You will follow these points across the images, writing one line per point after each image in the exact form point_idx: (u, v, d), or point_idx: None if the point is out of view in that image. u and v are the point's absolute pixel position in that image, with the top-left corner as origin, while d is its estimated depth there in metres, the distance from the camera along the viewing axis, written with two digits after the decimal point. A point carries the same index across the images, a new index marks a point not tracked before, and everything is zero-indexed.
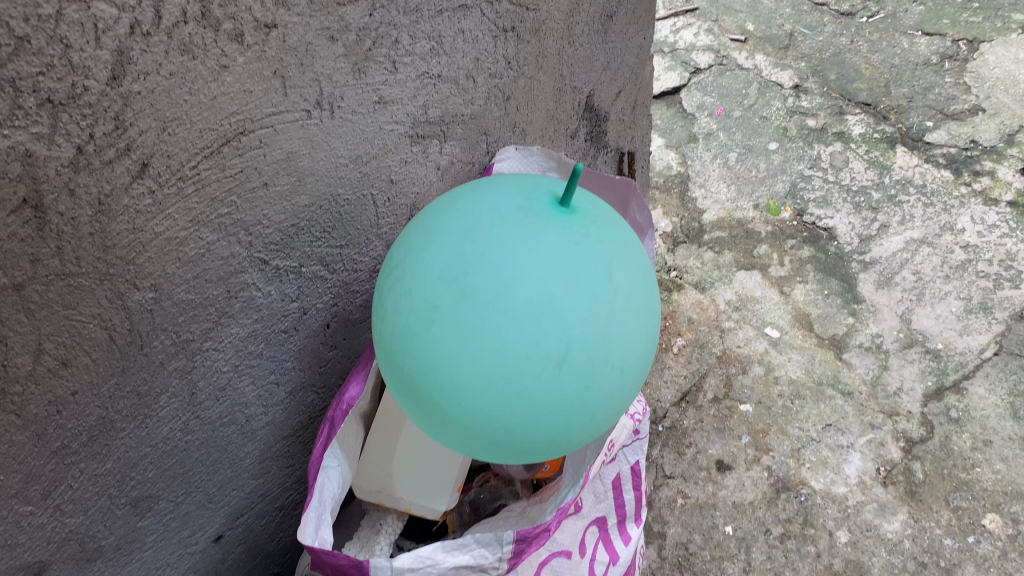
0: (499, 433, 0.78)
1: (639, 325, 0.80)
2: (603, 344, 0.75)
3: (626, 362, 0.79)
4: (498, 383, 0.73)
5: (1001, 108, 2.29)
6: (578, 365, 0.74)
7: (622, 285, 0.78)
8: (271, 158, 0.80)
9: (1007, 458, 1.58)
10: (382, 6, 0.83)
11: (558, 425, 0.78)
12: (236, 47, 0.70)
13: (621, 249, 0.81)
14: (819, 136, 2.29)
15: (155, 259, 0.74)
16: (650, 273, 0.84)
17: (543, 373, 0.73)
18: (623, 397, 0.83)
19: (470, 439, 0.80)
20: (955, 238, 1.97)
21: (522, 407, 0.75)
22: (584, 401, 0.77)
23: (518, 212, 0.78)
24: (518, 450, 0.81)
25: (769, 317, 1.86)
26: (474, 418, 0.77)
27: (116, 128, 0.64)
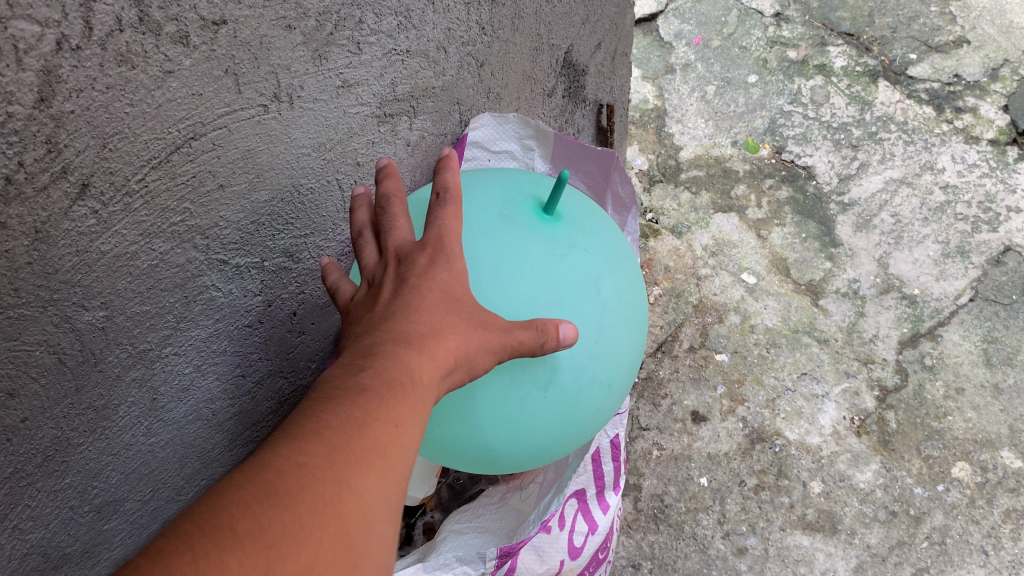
0: (484, 452, 0.79)
1: (625, 341, 0.81)
2: (591, 361, 0.77)
3: (612, 376, 0.80)
4: (487, 407, 0.74)
5: (987, 40, 2.21)
6: (563, 387, 0.75)
7: (609, 299, 0.78)
8: (225, 159, 0.74)
9: (978, 407, 1.59)
10: None
11: (541, 442, 0.79)
12: (181, 50, 0.63)
13: (606, 260, 0.81)
14: (800, 69, 2.21)
15: (104, 277, 0.68)
16: (635, 282, 0.85)
17: (529, 397, 0.74)
18: (608, 408, 0.84)
19: (454, 455, 0.81)
20: (934, 177, 1.93)
21: (507, 428, 0.76)
22: (569, 419, 0.78)
23: (503, 221, 0.77)
24: (502, 463, 0.82)
25: (746, 262, 1.84)
26: (458, 437, 0.77)
27: (49, 153, 0.57)
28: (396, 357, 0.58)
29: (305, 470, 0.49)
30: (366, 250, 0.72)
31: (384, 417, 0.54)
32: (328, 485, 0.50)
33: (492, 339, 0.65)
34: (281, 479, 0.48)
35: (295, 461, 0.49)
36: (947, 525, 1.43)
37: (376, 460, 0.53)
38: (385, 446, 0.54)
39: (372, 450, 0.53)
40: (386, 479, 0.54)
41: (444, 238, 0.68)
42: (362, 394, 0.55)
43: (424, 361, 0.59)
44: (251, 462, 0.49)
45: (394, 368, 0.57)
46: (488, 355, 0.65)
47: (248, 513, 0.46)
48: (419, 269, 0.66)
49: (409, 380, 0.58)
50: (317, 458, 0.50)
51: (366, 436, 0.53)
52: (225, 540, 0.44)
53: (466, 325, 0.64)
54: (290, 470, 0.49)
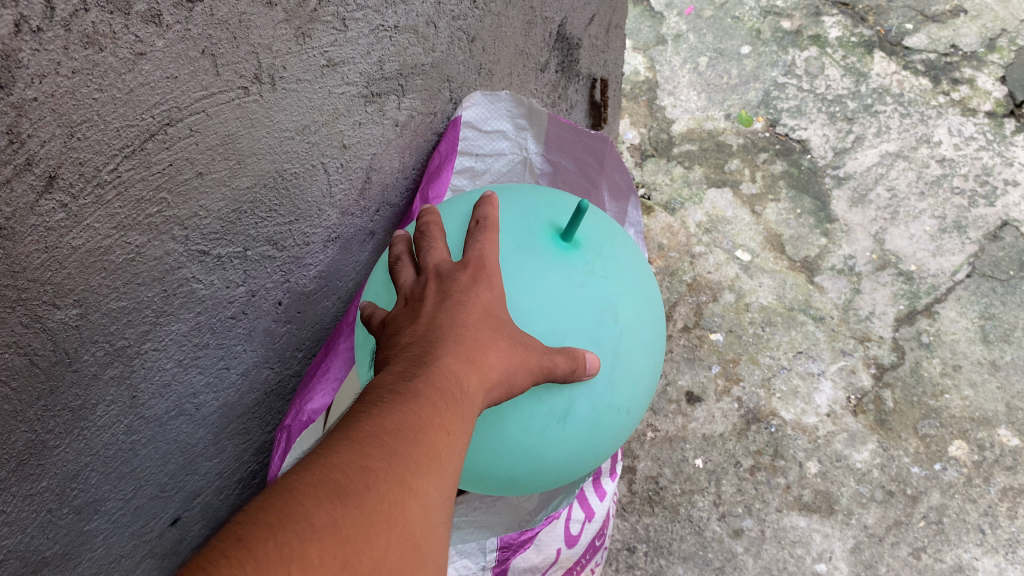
0: (503, 480, 0.80)
1: (643, 366, 0.82)
2: (610, 390, 0.78)
3: (630, 402, 0.82)
4: (507, 439, 0.75)
5: (984, 10, 2.16)
6: (582, 418, 0.76)
7: (628, 326, 0.79)
8: (205, 145, 0.69)
9: (975, 384, 1.57)
10: None
11: (561, 469, 0.81)
12: (154, 30, 0.59)
13: (623, 284, 0.81)
14: (794, 40, 2.16)
15: (77, 275, 0.64)
16: (653, 303, 0.86)
17: (548, 428, 0.75)
18: (624, 432, 0.86)
19: (475, 483, 0.83)
20: (930, 151, 1.90)
21: (527, 459, 0.77)
22: (589, 445, 0.80)
23: (520, 250, 0.77)
24: (520, 488, 0.83)
25: (740, 239, 1.80)
26: (478, 467, 0.79)
27: (11, 144, 0.53)
28: (445, 365, 0.56)
29: (370, 474, 0.46)
30: (401, 265, 0.69)
31: (439, 426, 0.52)
32: (394, 489, 0.46)
33: (532, 358, 0.64)
34: (347, 478, 0.45)
35: (360, 463, 0.46)
36: (944, 504, 1.42)
37: (433, 465, 0.50)
38: (441, 452, 0.51)
39: (430, 457, 0.50)
40: (444, 487, 0.50)
41: (484, 259, 0.67)
42: (417, 398, 0.52)
43: (473, 372, 0.57)
44: (314, 460, 0.46)
45: (445, 377, 0.55)
46: (526, 375, 0.63)
47: (321, 508, 0.43)
48: (462, 283, 0.64)
49: (459, 389, 0.55)
50: (381, 460, 0.47)
51: (423, 441, 0.50)
52: (304, 534, 0.41)
53: (507, 341, 0.62)
54: (356, 471, 0.46)
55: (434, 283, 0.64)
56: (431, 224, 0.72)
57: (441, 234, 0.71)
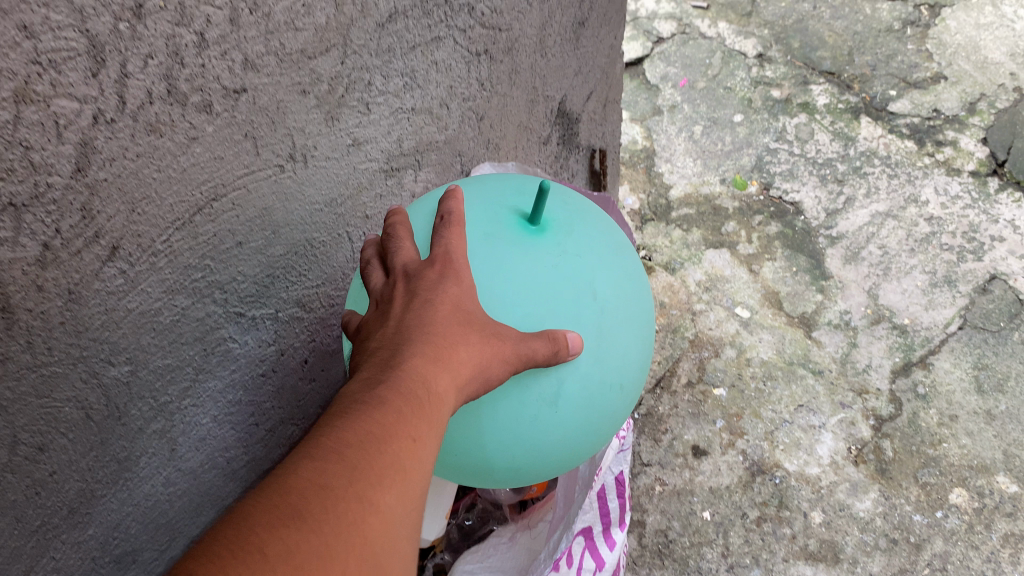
0: (508, 470, 0.84)
1: (630, 337, 0.82)
2: (595, 369, 0.78)
3: (621, 376, 0.82)
4: (500, 429, 0.78)
5: (962, 76, 2.27)
6: (572, 400, 0.78)
7: (608, 300, 0.79)
8: (244, 216, 0.78)
9: (972, 433, 1.62)
10: (352, 53, 0.84)
11: (562, 451, 0.83)
12: (206, 117, 0.68)
13: (598, 258, 0.81)
14: (784, 108, 2.27)
15: (129, 334, 0.71)
16: (632, 270, 0.86)
17: (541, 414, 0.77)
18: (624, 403, 0.87)
19: (483, 476, 0.86)
20: (918, 210, 1.99)
21: (525, 445, 0.80)
22: (585, 425, 0.82)
23: (486, 239, 0.77)
24: (529, 474, 0.86)
25: (739, 296, 1.88)
26: (479, 461, 0.82)
27: (83, 219, 0.61)
28: (410, 368, 0.56)
29: (328, 492, 0.46)
30: (372, 271, 0.69)
31: (403, 432, 0.52)
32: (353, 504, 0.47)
33: (506, 349, 0.64)
34: (307, 501, 0.45)
35: (317, 481, 0.46)
36: (947, 551, 1.45)
37: (397, 475, 0.51)
38: (405, 461, 0.51)
39: (391, 467, 0.50)
40: (407, 498, 0.51)
41: (452, 255, 0.66)
42: (380, 407, 0.52)
43: (443, 373, 0.58)
44: (272, 483, 0.46)
45: (410, 381, 0.55)
46: (501, 367, 0.63)
47: (275, 535, 0.43)
48: (429, 283, 0.63)
49: (424, 391, 0.55)
50: (341, 477, 0.47)
51: (386, 451, 0.50)
52: (254, 566, 0.41)
53: (478, 337, 0.62)
54: (314, 490, 0.46)
55: (403, 285, 0.64)
56: (398, 226, 0.71)
57: (409, 235, 0.71)
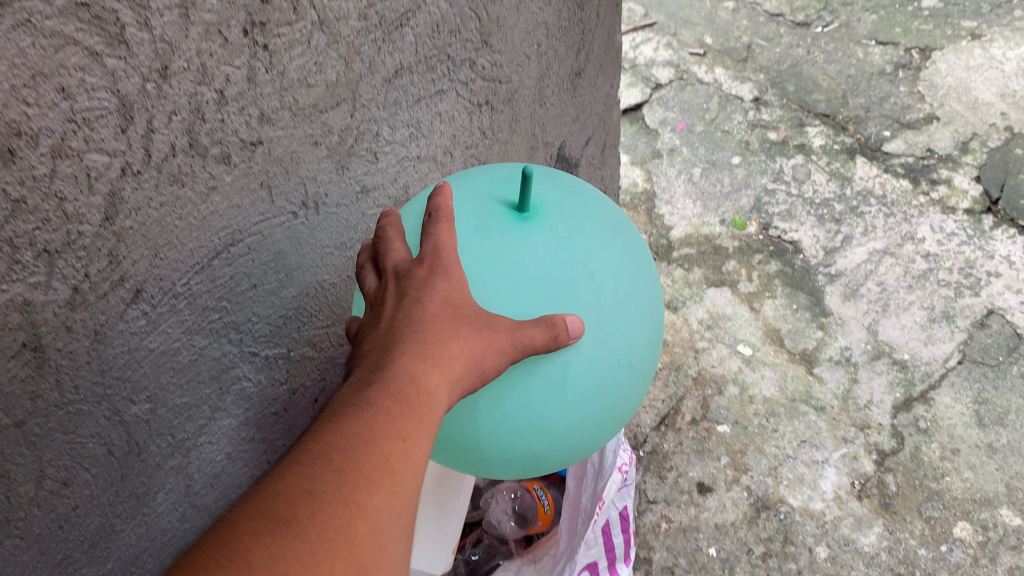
0: (526, 462, 0.79)
1: (638, 312, 0.76)
2: (603, 351, 0.73)
3: (632, 355, 0.77)
4: (508, 420, 0.73)
5: (954, 117, 2.33)
6: (581, 385, 0.73)
7: (608, 277, 0.74)
8: (259, 260, 0.82)
9: (974, 467, 1.63)
10: (361, 106, 0.89)
11: (579, 438, 0.79)
12: (224, 168, 0.73)
13: (595, 234, 0.76)
14: (781, 150, 2.32)
15: (150, 373, 0.75)
16: (634, 244, 0.80)
17: (549, 402, 0.73)
18: (641, 382, 0.81)
19: (501, 470, 0.82)
20: (915, 247, 2.02)
21: (537, 436, 0.75)
22: (599, 410, 0.77)
23: (475, 224, 0.73)
24: (548, 464, 0.82)
25: (741, 334, 1.91)
26: (493, 456, 0.78)
27: (110, 264, 0.65)
28: (399, 368, 0.57)
29: (313, 499, 0.49)
30: (367, 274, 0.69)
31: (391, 434, 0.54)
32: (339, 509, 0.49)
33: (500, 339, 0.62)
34: (291, 508, 0.48)
35: (303, 489, 0.49)
36: None
37: (385, 478, 0.52)
38: (393, 462, 0.53)
39: (380, 470, 0.52)
40: (396, 499, 0.53)
41: (441, 250, 0.65)
42: (366, 412, 0.54)
43: (432, 372, 0.58)
44: (259, 495, 0.49)
45: (399, 380, 0.56)
46: (500, 357, 0.62)
47: (259, 546, 0.46)
48: (418, 281, 0.63)
49: (414, 390, 0.56)
50: (325, 485, 0.50)
51: (371, 456, 0.52)
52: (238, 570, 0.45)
53: (471, 329, 0.61)
54: (299, 497, 0.49)
55: (394, 286, 0.64)
56: (389, 226, 0.70)
57: (399, 234, 0.70)
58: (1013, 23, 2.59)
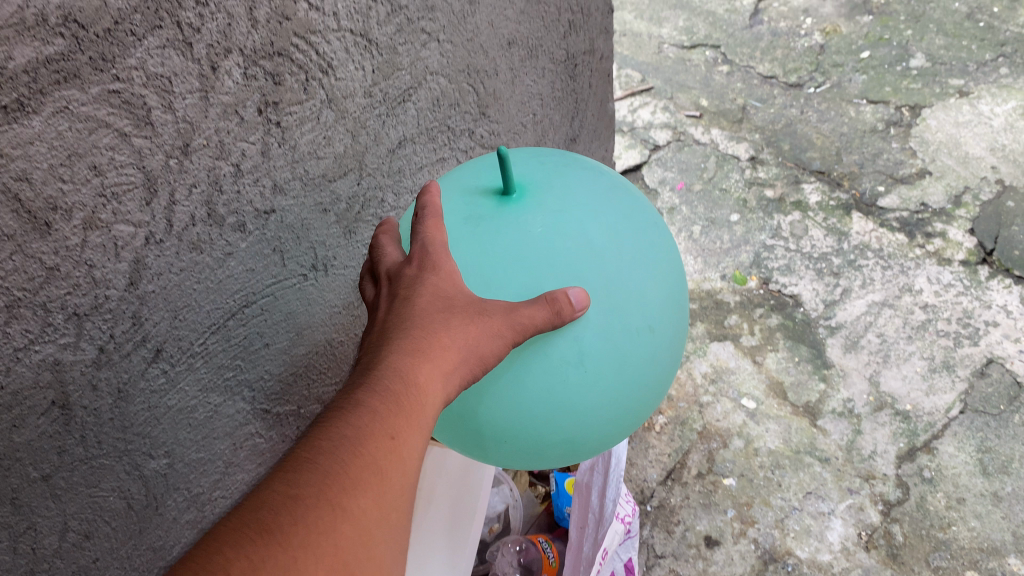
0: (564, 446, 0.78)
1: (648, 271, 0.75)
2: (616, 318, 0.72)
3: (650, 316, 0.75)
4: (531, 407, 0.73)
5: (946, 171, 2.38)
6: (600, 358, 0.72)
7: (606, 243, 0.73)
8: (272, 321, 0.87)
9: (981, 515, 1.64)
10: (367, 176, 0.97)
11: (614, 413, 0.77)
12: (240, 235, 0.78)
13: (586, 202, 0.75)
14: (778, 206, 2.37)
15: (168, 429, 0.79)
16: (632, 205, 0.80)
17: (569, 381, 0.72)
18: (671, 342, 0.80)
19: (544, 460, 0.82)
20: (913, 299, 2.06)
21: (568, 418, 0.74)
22: (626, 381, 0.75)
23: (464, 215, 0.74)
24: (588, 445, 0.81)
25: (745, 388, 1.93)
26: (527, 447, 0.77)
27: (133, 326, 0.70)
28: (387, 368, 0.60)
29: (298, 501, 0.52)
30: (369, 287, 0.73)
31: (376, 433, 0.57)
32: (324, 512, 0.52)
33: (496, 323, 0.63)
34: (272, 513, 0.51)
35: (288, 493, 0.52)
36: None
37: (372, 478, 0.55)
38: (379, 463, 0.56)
39: (367, 467, 0.55)
40: (382, 501, 0.55)
41: (429, 246, 0.68)
42: (354, 414, 0.57)
43: (421, 365, 0.61)
44: (247, 501, 0.52)
45: (387, 379, 0.59)
46: (498, 341, 0.63)
47: (241, 552, 0.48)
48: (410, 282, 0.66)
49: (404, 386, 0.59)
50: (310, 488, 0.53)
51: (357, 457, 0.55)
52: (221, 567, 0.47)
53: (462, 318, 0.64)
54: (284, 501, 0.52)
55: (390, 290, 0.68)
56: (385, 238, 0.75)
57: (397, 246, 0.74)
58: (1000, 79, 2.65)
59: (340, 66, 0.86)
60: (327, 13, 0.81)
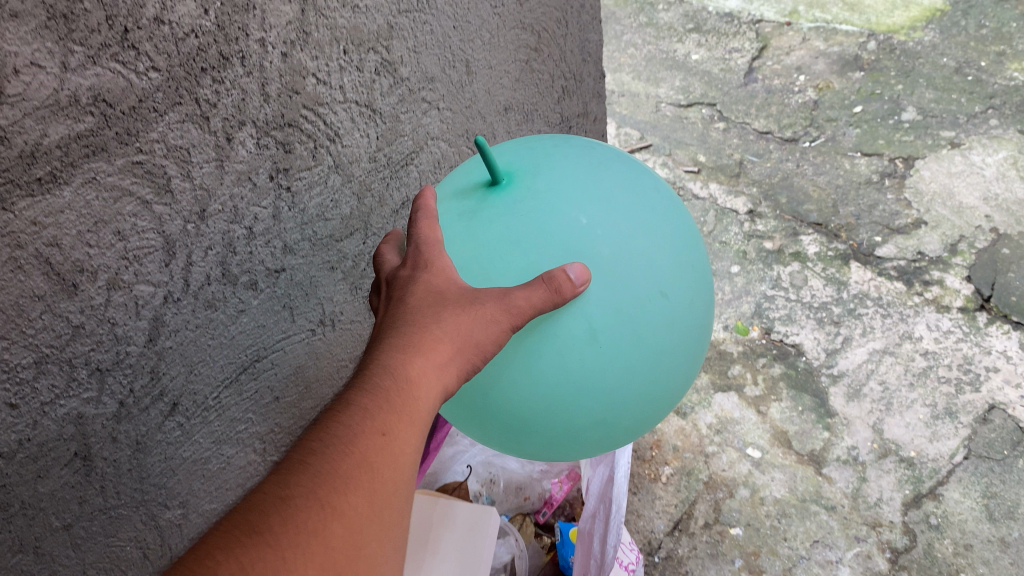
0: (601, 425, 0.81)
1: (647, 237, 0.78)
2: (621, 285, 0.75)
3: (658, 279, 0.77)
4: (551, 389, 0.76)
5: (942, 220, 2.43)
6: (613, 330, 0.75)
7: (598, 218, 0.76)
8: (282, 374, 0.92)
9: (989, 561, 1.64)
10: (372, 235, 1.03)
11: (644, 384, 0.80)
12: (252, 293, 0.83)
13: (573, 182, 0.79)
14: (777, 258, 2.41)
15: (183, 480, 0.82)
16: (622, 174, 0.83)
17: (585, 357, 0.75)
18: (691, 302, 0.81)
19: (589, 443, 0.85)
20: (913, 345, 2.09)
21: (593, 395, 0.77)
22: (647, 350, 0.77)
23: (460, 217, 0.80)
24: (628, 420, 0.84)
25: (750, 437, 1.94)
26: (561, 431, 0.81)
27: (151, 381, 0.74)
28: (380, 366, 0.65)
29: (287, 505, 0.56)
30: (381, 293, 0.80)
31: (367, 431, 0.61)
32: (313, 512, 0.56)
33: (486, 311, 0.67)
34: (263, 518, 0.55)
35: (280, 496, 0.57)
36: None
37: (362, 478, 0.59)
38: (369, 459, 0.60)
39: (358, 464, 0.59)
40: (372, 496, 0.60)
41: (424, 249, 0.73)
42: (345, 413, 0.62)
43: (412, 361, 0.65)
44: (243, 507, 0.57)
45: (379, 379, 0.64)
46: (493, 328, 0.67)
47: (230, 556, 0.53)
48: (408, 284, 0.72)
49: (397, 384, 0.64)
50: (300, 490, 0.57)
51: (347, 455, 0.59)
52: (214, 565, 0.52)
53: (452, 310, 0.68)
54: (274, 506, 0.56)
55: (393, 292, 0.73)
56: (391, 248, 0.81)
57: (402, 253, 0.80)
58: (991, 131, 2.72)
59: (347, 134, 0.92)
60: (335, 86, 0.87)
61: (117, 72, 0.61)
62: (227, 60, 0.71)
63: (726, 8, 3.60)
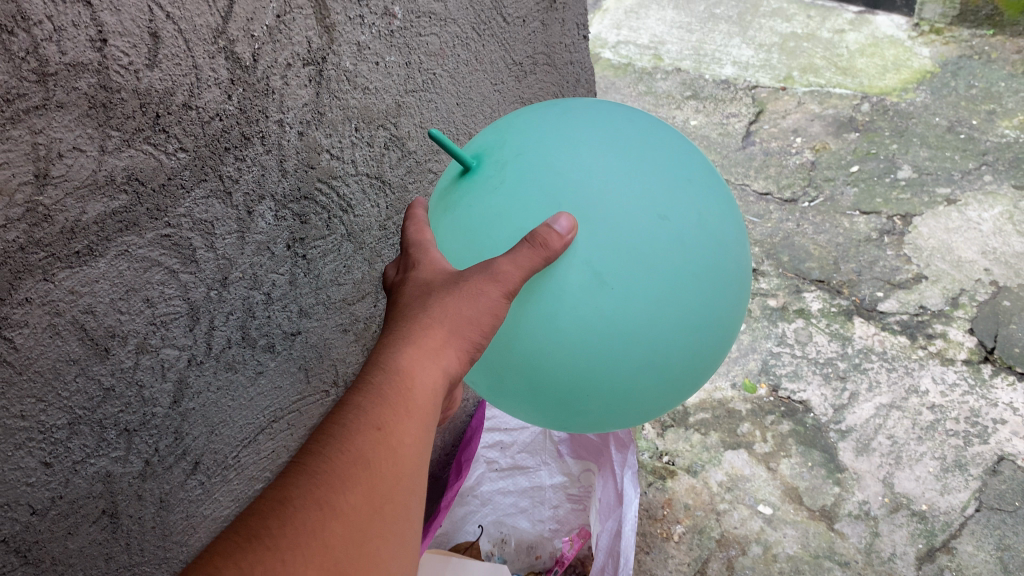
0: (650, 372, 0.82)
1: (627, 171, 0.81)
2: (613, 221, 0.78)
3: (651, 206, 0.79)
4: (578, 344, 0.79)
5: (942, 274, 2.47)
6: (618, 268, 0.77)
7: (574, 170, 0.80)
8: (297, 432, 0.96)
9: None
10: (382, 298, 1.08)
11: (680, 319, 0.80)
12: (270, 355, 0.87)
13: (548, 144, 0.84)
14: (782, 315, 2.43)
15: (202, 536, 0.87)
16: (601, 122, 0.87)
17: (600, 303, 0.77)
18: (701, 219, 0.82)
19: (651, 394, 0.86)
20: (920, 399, 2.11)
21: (626, 340, 0.78)
22: (667, 280, 0.78)
23: (451, 214, 0.86)
24: (680, 361, 0.83)
25: (761, 494, 1.94)
26: (607, 389, 0.83)
27: (175, 442, 0.78)
28: (378, 365, 0.72)
29: (286, 508, 0.60)
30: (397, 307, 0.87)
31: (362, 426, 0.66)
32: (309, 513, 0.60)
33: (470, 288, 0.72)
34: (262, 520, 0.59)
35: (278, 499, 0.61)
36: None
37: (359, 476, 0.63)
38: (365, 454, 0.65)
39: (354, 460, 0.64)
40: (370, 489, 0.64)
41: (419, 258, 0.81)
42: (343, 411, 0.68)
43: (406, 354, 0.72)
44: (244, 517, 0.60)
45: (376, 379, 0.70)
46: (481, 301, 0.72)
47: (229, 561, 0.56)
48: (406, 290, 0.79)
49: (392, 377, 0.70)
50: (298, 491, 0.61)
51: (344, 450, 0.64)
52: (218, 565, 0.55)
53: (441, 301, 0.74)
54: (273, 508, 0.60)
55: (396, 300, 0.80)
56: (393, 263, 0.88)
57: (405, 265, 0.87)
58: (985, 187, 2.78)
59: (358, 205, 0.98)
60: (347, 160, 0.93)
61: (148, 153, 0.67)
62: (248, 139, 0.77)
63: (721, 75, 3.68)
